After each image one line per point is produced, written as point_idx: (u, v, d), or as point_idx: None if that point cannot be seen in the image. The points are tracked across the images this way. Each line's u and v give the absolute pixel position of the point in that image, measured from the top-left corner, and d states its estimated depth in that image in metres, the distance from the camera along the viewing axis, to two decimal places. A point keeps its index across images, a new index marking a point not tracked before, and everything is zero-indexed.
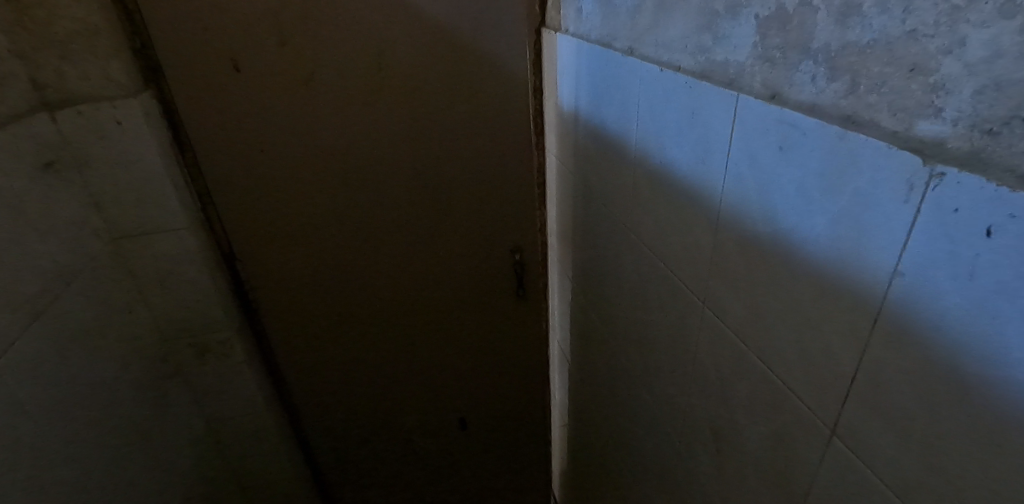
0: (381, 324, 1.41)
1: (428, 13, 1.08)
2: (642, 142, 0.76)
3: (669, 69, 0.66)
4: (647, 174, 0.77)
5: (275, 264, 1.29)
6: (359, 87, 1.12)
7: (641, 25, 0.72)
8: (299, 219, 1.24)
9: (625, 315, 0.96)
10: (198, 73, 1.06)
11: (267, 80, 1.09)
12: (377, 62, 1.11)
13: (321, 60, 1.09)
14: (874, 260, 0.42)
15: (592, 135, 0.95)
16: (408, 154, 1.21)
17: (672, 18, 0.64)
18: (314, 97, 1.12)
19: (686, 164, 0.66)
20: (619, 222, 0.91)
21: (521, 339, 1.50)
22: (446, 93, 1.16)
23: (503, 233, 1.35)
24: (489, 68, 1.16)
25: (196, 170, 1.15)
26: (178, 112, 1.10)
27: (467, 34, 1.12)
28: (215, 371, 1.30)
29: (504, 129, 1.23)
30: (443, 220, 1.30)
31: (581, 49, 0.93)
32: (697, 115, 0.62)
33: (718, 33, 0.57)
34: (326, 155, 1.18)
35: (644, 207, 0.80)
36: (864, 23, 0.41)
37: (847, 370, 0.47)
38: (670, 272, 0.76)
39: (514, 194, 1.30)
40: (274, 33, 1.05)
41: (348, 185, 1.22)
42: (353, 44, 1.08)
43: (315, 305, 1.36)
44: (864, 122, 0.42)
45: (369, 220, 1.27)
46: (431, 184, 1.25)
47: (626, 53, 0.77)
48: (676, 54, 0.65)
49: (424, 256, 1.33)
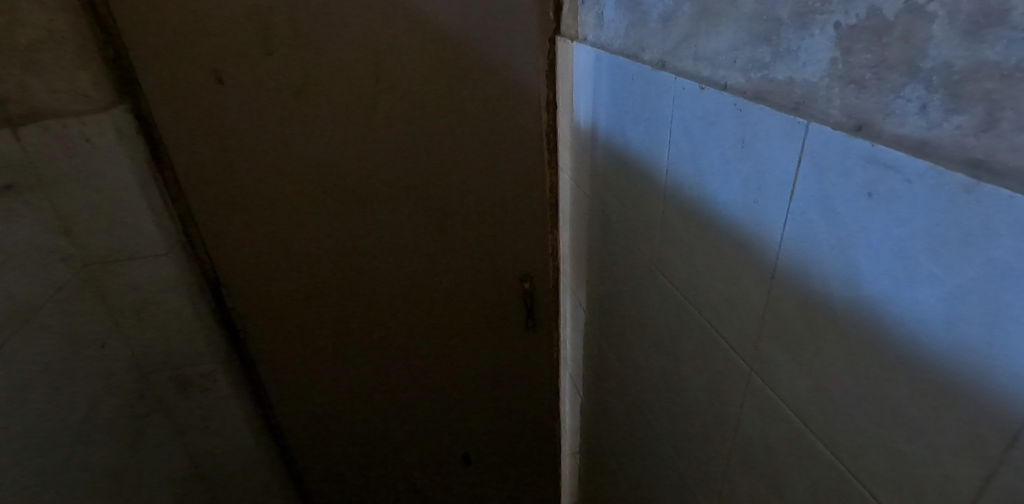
0: (379, 357, 1.31)
1: (431, 20, 0.97)
2: (674, 171, 0.66)
3: (713, 88, 0.55)
4: (680, 207, 0.66)
5: (266, 291, 1.19)
6: (355, 103, 1.02)
7: (677, 33, 0.61)
8: (291, 244, 1.15)
9: (650, 360, 0.84)
10: (179, 86, 0.97)
11: (253, 94, 0.99)
12: (374, 73, 1.00)
13: (311, 72, 0.98)
14: (1016, 360, 0.32)
15: (612, 158, 0.85)
16: (409, 174, 1.10)
17: (718, 27, 0.53)
18: (304, 112, 1.01)
19: (731, 202, 0.55)
20: (642, 258, 0.80)
21: (531, 371, 1.39)
22: (450, 109, 1.06)
23: (512, 258, 1.23)
24: (497, 81, 1.05)
25: (177, 191, 1.06)
26: (156, 128, 1.00)
27: (474, 42, 1.01)
28: (199, 406, 1.20)
29: (512, 147, 1.12)
30: (445, 243, 1.19)
31: (602, 61, 0.82)
32: (749, 144, 0.51)
33: (780, 45, 0.46)
34: (319, 176, 1.08)
35: (674, 245, 0.69)
36: (1010, 37, 0.30)
37: (964, 488, 0.37)
38: (706, 323, 0.65)
39: (523, 215, 1.19)
40: (260, 41, 0.95)
41: (345, 208, 1.12)
42: (348, 55, 0.98)
43: (309, 335, 1.26)
44: (1003, 171, 0.31)
45: (367, 245, 1.17)
46: (433, 207, 1.15)
47: (657, 66, 0.66)
48: (722, 70, 0.54)
49: (426, 284, 1.23)
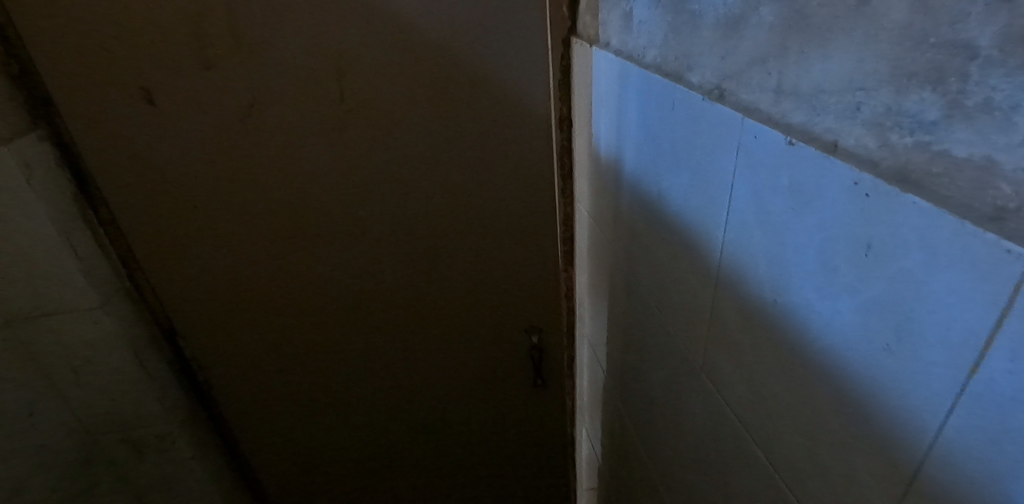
0: (365, 411, 1.13)
1: (410, 18, 0.76)
2: (732, 253, 0.45)
3: (812, 146, 0.34)
4: (739, 305, 0.45)
5: (229, 341, 1.02)
6: (317, 125, 0.82)
7: (749, 52, 0.40)
8: (254, 289, 0.96)
9: (688, 475, 0.63)
10: (103, 108, 0.78)
11: (192, 116, 0.79)
12: (340, 88, 0.80)
13: (261, 89, 0.78)
14: None
15: (640, 206, 0.64)
16: (389, 209, 0.91)
17: (832, 52, 0.32)
18: (256, 137, 0.82)
19: (835, 332, 0.34)
20: (680, 346, 0.59)
21: (541, 424, 1.19)
22: (438, 130, 0.85)
23: (518, 301, 1.03)
24: (499, 94, 0.83)
25: (113, 230, 0.88)
26: (83, 158, 0.82)
27: (468, 46, 0.79)
28: (159, 472, 1.02)
29: (518, 173, 0.90)
30: (439, 286, 0.99)
31: (629, 77, 0.61)
32: (879, 255, 0.30)
33: (970, 98, 0.25)
34: (279, 212, 0.89)
35: (728, 351, 0.48)
36: None
37: None
38: (780, 479, 0.44)
39: (531, 253, 0.98)
40: (195, 52, 0.75)
41: (314, 248, 0.93)
42: (305, 67, 0.77)
43: (284, 387, 1.08)
44: None
45: (344, 289, 0.98)
46: (421, 245, 0.95)
47: (711, 97, 0.45)
48: (829, 119, 0.33)
49: (418, 331, 1.04)
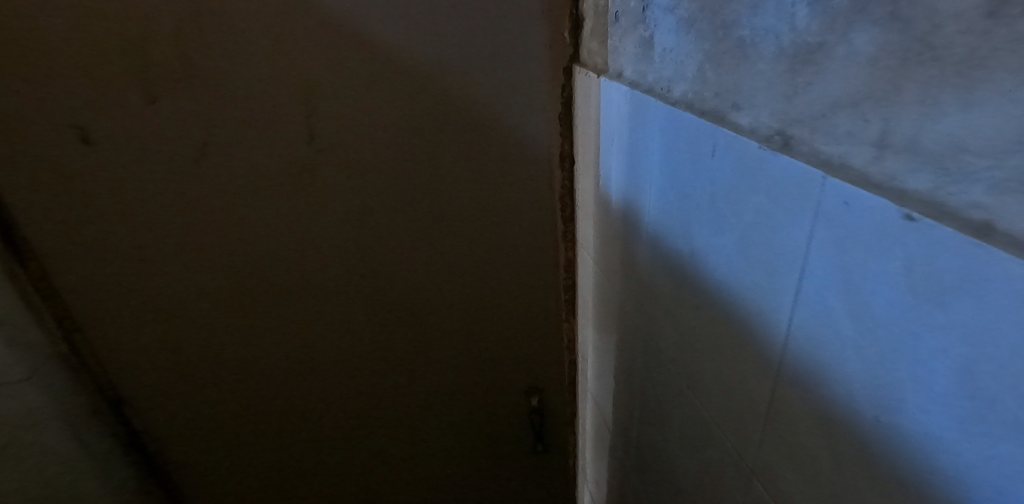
0: (341, 480, 1.00)
1: (391, 47, 0.66)
2: (806, 344, 0.35)
3: (942, 225, 0.25)
4: (819, 409, 0.36)
5: (185, 409, 0.89)
6: (283, 165, 0.71)
7: (834, 92, 0.31)
8: (212, 350, 0.84)
9: None
10: (28, 150, 0.66)
11: (137, 158, 0.68)
12: (310, 126, 0.69)
13: (219, 128, 0.68)
14: None
15: (663, 265, 0.54)
16: (367, 257, 0.80)
17: (984, 100, 0.23)
18: (212, 181, 0.71)
19: (991, 480, 0.25)
20: (720, 436, 0.49)
21: (539, 487, 1.07)
22: (423, 168, 0.75)
23: (514, 356, 0.92)
24: (493, 128, 0.73)
25: (47, 288, 0.75)
26: (6, 207, 0.69)
27: (458, 77, 0.69)
28: None
29: (514, 215, 0.80)
30: (425, 340, 0.89)
31: (648, 113, 0.51)
32: None
33: None
34: (241, 264, 0.77)
35: (797, 461, 0.38)
36: None
37: None
38: None
39: (529, 303, 0.88)
40: (140, 86, 0.64)
41: (283, 302, 0.82)
42: (267, 99, 0.67)
43: (249, 458, 0.95)
44: None
45: (317, 347, 0.86)
46: (405, 297, 0.84)
47: (771, 147, 0.36)
48: (977, 191, 0.24)
49: (401, 391, 0.93)
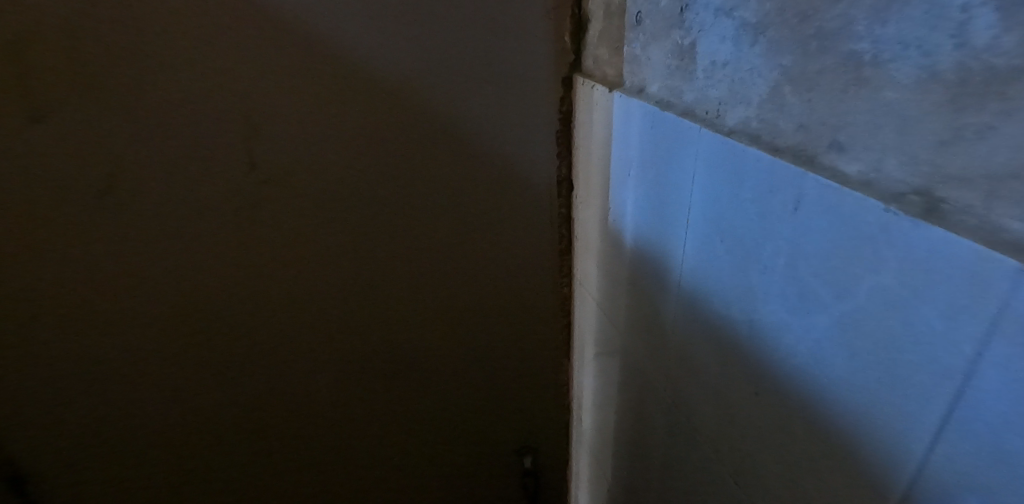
0: None
1: (354, 52, 0.53)
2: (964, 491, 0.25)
3: None
4: None
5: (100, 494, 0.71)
6: (219, 195, 0.58)
7: None
8: (134, 421, 0.68)
9: None
10: None
11: (23, 190, 0.53)
12: (254, 149, 0.56)
13: (133, 150, 0.53)
14: None
15: (701, 331, 0.43)
16: (327, 301, 0.67)
17: None
18: (127, 216, 0.56)
19: None
20: None
21: None
22: (394, 196, 0.62)
23: (500, 403, 0.81)
24: (478, 148, 0.61)
25: None
26: None
27: (436, 87, 0.57)
28: None
29: (501, 248, 0.68)
30: (397, 391, 0.76)
31: (683, 143, 0.40)
32: None
33: None
34: (169, 317, 0.62)
35: None
36: None
37: None
38: None
39: (517, 344, 0.76)
40: (21, 99, 0.49)
41: (224, 359, 0.67)
42: (198, 115, 0.53)
43: None
44: None
45: (267, 407, 0.72)
46: (374, 344, 0.71)
47: (908, 211, 0.25)
48: None
49: (369, 450, 0.80)
